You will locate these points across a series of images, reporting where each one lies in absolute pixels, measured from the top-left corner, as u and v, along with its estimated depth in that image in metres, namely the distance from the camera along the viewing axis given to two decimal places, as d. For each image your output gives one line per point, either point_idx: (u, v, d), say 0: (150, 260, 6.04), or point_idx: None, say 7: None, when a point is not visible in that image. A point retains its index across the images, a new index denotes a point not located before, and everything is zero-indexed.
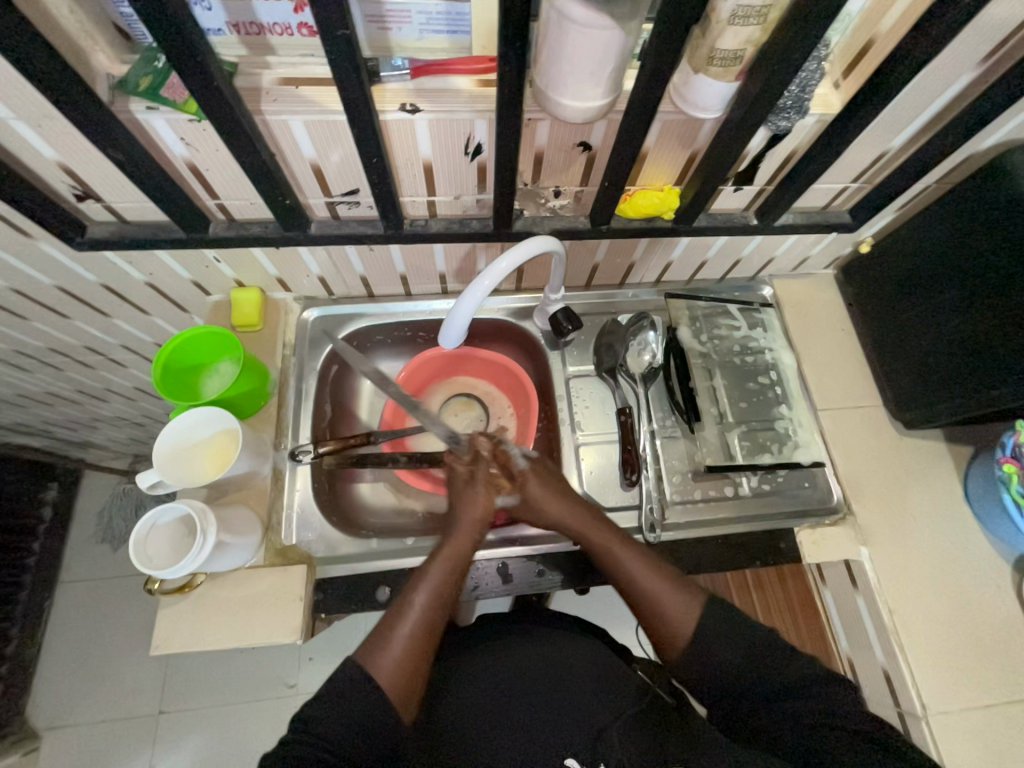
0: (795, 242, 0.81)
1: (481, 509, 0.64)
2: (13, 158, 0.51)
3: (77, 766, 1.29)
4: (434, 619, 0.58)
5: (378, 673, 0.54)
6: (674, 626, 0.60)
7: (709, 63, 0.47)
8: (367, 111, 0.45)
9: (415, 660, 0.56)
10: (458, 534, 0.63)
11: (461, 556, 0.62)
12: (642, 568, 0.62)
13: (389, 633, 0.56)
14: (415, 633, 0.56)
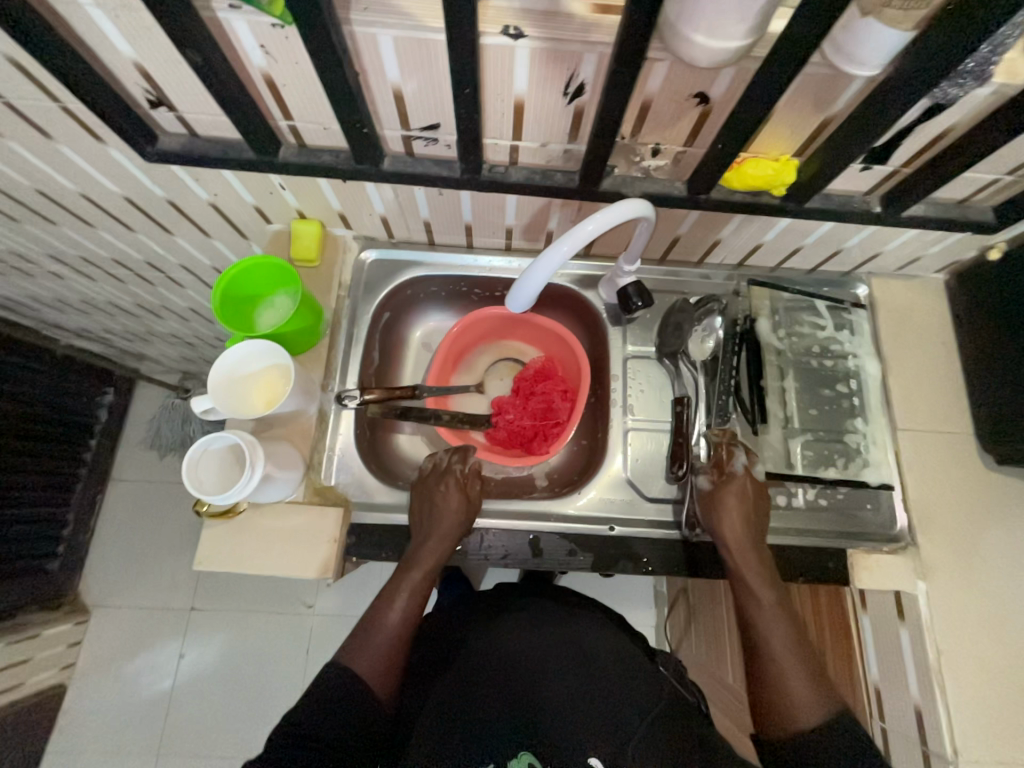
0: (911, 239, 0.71)
1: (452, 519, 0.67)
2: (90, 52, 0.49)
3: (119, 642, 1.44)
4: (412, 618, 0.62)
5: (363, 669, 0.58)
6: (799, 699, 0.56)
7: (884, 6, 0.38)
8: (469, 30, 0.40)
9: (397, 652, 0.60)
10: (431, 542, 0.66)
11: (435, 564, 0.65)
12: (786, 632, 0.60)
13: (373, 632, 0.61)
14: (398, 629, 0.61)
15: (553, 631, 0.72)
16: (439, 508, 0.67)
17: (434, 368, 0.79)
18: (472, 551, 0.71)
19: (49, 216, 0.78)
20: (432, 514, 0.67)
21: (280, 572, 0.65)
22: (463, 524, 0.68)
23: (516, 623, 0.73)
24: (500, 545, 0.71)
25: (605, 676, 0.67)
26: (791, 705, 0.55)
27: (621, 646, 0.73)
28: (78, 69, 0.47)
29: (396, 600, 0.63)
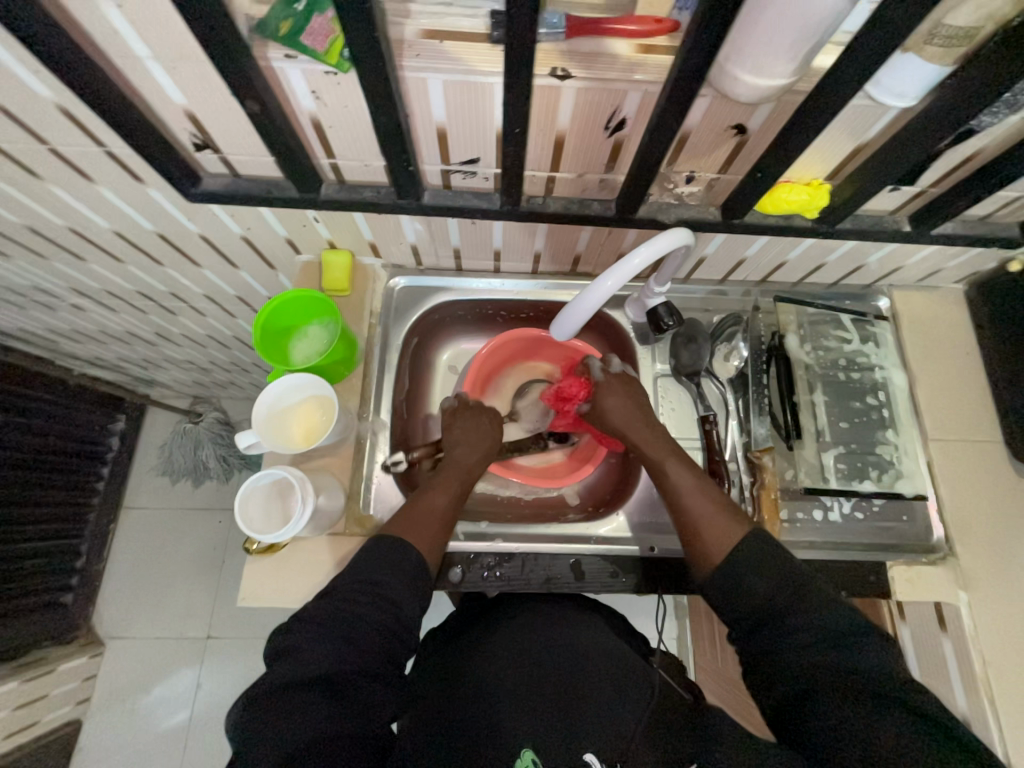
0: (933, 254, 0.73)
1: (490, 424, 0.73)
2: (142, 100, 0.50)
3: (135, 673, 1.41)
4: (455, 499, 0.65)
5: (409, 540, 0.60)
6: (707, 539, 0.60)
7: (925, 43, 0.41)
8: (526, 75, 0.41)
9: (442, 526, 0.63)
10: (472, 448, 0.70)
11: (474, 458, 0.69)
12: (691, 488, 0.64)
13: (418, 505, 0.63)
14: (442, 507, 0.64)
15: (546, 631, 0.70)
16: (478, 421, 0.73)
17: (467, 390, 0.80)
18: (513, 578, 0.70)
19: (78, 252, 0.78)
20: (472, 422, 0.73)
21: None
22: (498, 444, 0.73)
23: (511, 630, 0.71)
24: (540, 570, 0.70)
25: (598, 673, 0.64)
26: (749, 584, 0.57)
27: (612, 646, 0.70)
28: (130, 117, 0.48)
29: (438, 485, 0.65)
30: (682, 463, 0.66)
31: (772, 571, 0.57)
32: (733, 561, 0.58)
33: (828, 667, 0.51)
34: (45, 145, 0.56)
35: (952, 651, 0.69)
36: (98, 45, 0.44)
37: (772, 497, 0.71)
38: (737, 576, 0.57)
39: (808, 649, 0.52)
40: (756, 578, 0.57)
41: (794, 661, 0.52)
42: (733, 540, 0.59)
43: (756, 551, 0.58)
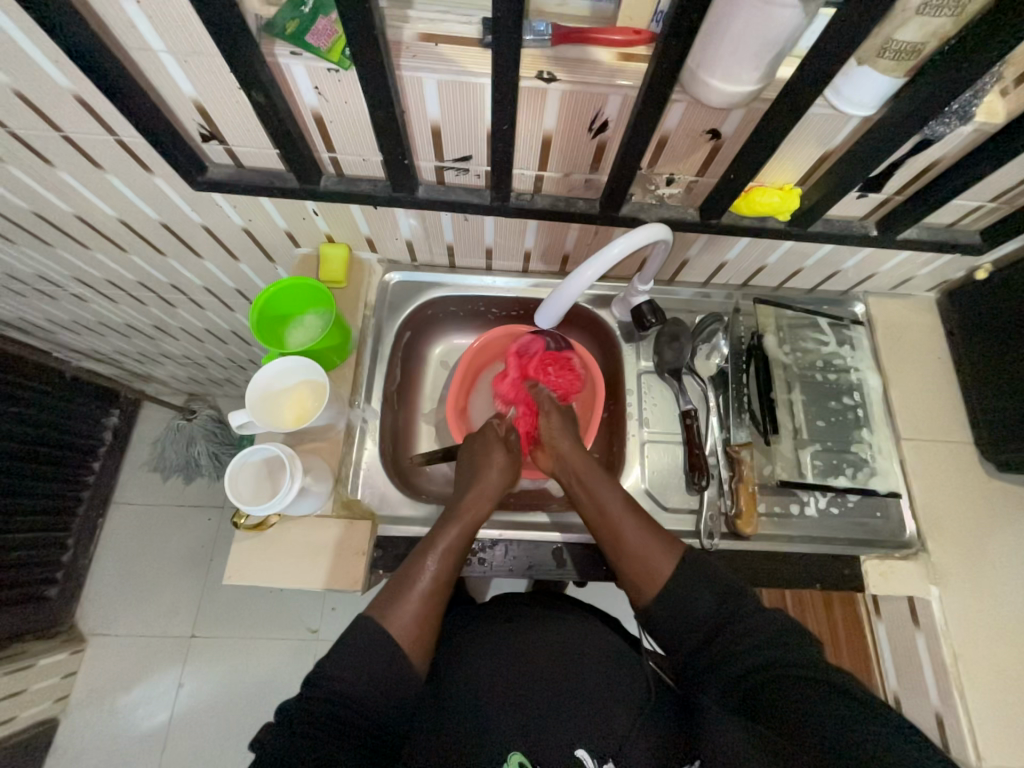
0: (904, 261, 0.76)
1: (495, 474, 0.71)
2: (154, 91, 0.53)
3: (116, 671, 1.39)
4: (449, 573, 0.62)
5: (396, 624, 0.56)
6: (640, 573, 0.62)
7: (879, 55, 0.44)
8: (513, 77, 0.44)
9: (435, 608, 0.59)
10: (477, 491, 0.69)
11: (475, 518, 0.66)
12: (620, 507, 0.66)
13: (408, 583, 0.60)
14: (434, 585, 0.60)
15: (537, 633, 0.71)
16: (486, 471, 0.71)
17: (456, 383, 0.82)
18: (496, 563, 0.72)
19: (84, 240, 0.81)
20: (481, 472, 0.71)
21: (313, 586, 0.66)
22: (508, 480, 0.72)
23: (498, 629, 0.72)
24: (525, 556, 0.72)
25: (589, 672, 0.66)
26: (690, 601, 0.58)
27: (604, 639, 0.72)
28: (143, 106, 0.51)
29: (433, 555, 0.62)
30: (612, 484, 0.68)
31: (711, 586, 0.59)
32: (674, 591, 0.59)
33: (769, 660, 0.53)
34: (59, 132, 0.59)
35: (926, 646, 0.71)
36: (114, 36, 0.47)
37: (749, 489, 0.73)
38: (679, 601, 0.59)
39: (753, 644, 0.55)
40: (698, 594, 0.59)
41: (745, 661, 0.54)
42: (673, 565, 0.61)
43: (690, 576, 0.60)
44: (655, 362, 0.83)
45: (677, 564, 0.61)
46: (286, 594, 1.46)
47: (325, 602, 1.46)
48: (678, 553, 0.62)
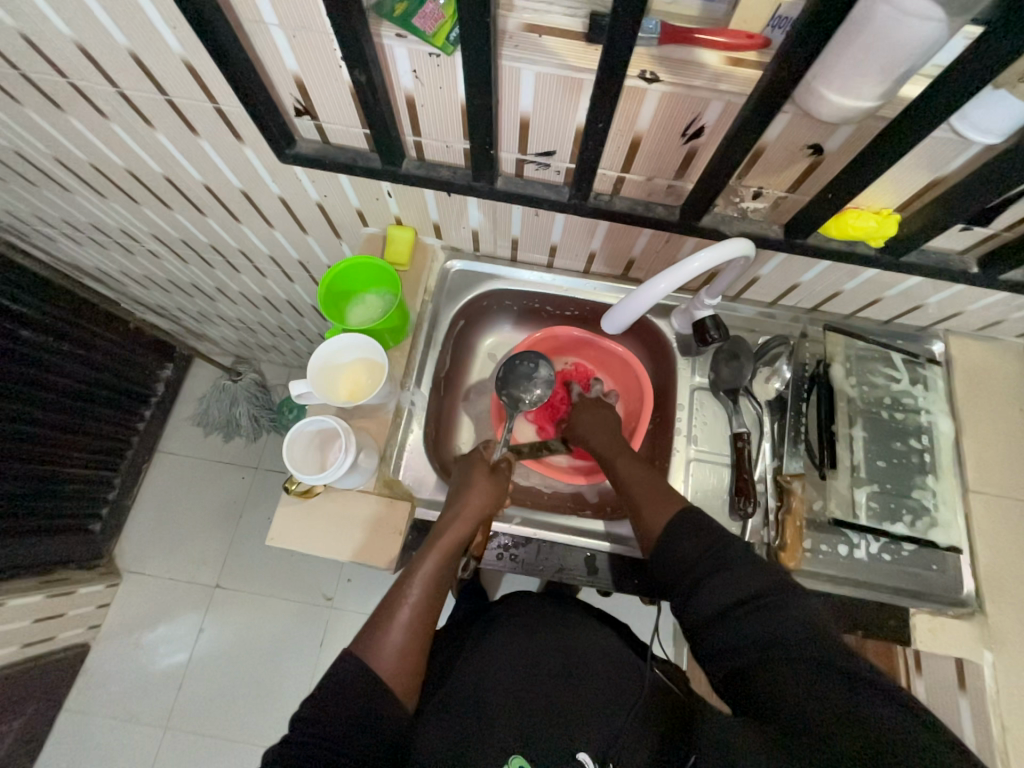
0: (998, 302, 0.71)
1: (473, 498, 0.68)
2: (258, 63, 0.54)
3: (145, 609, 1.48)
4: (430, 604, 0.60)
5: (379, 662, 0.55)
6: (646, 525, 0.63)
7: (1021, 81, 0.41)
8: (618, 75, 0.43)
9: (416, 643, 0.58)
10: (457, 515, 0.66)
11: (453, 545, 0.64)
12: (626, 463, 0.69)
13: (387, 620, 0.58)
14: (414, 617, 0.59)
15: (547, 635, 0.72)
16: (467, 496, 0.68)
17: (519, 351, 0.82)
18: (526, 562, 0.71)
19: (167, 200, 0.84)
20: (463, 495, 0.68)
21: (348, 559, 0.68)
22: (492, 499, 0.69)
23: (509, 627, 0.73)
24: (555, 559, 0.72)
25: (594, 681, 0.66)
26: (682, 555, 0.59)
27: (613, 650, 0.72)
28: (248, 77, 0.53)
29: (415, 587, 0.61)
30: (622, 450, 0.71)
31: (699, 537, 0.59)
32: (670, 533, 0.60)
33: (759, 628, 0.51)
34: (164, 95, 0.62)
35: (970, 713, 0.66)
36: (232, 7, 0.48)
37: (797, 524, 0.71)
38: (673, 545, 0.59)
39: (746, 617, 0.53)
40: (686, 541, 0.59)
41: (734, 629, 0.53)
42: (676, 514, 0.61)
43: (686, 525, 0.60)
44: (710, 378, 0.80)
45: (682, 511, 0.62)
46: (307, 559, 1.51)
47: (343, 572, 1.50)
48: (678, 505, 0.62)
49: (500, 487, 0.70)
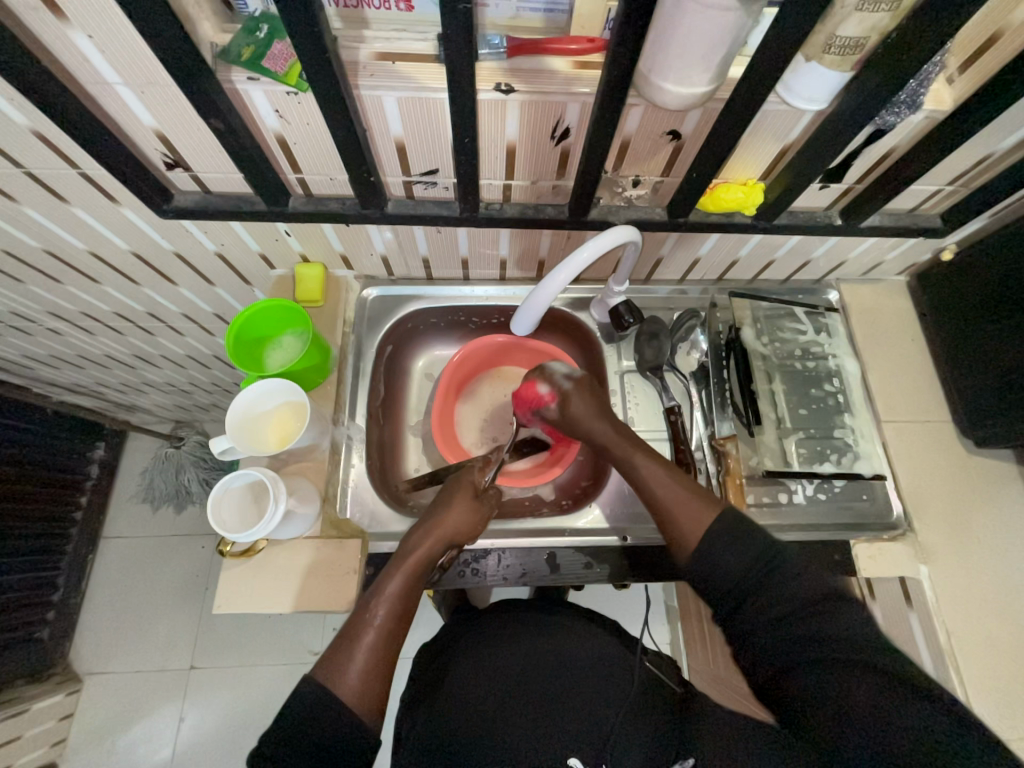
0: (872, 247, 0.78)
1: (448, 514, 0.66)
2: (112, 122, 0.53)
3: (114, 710, 1.36)
4: (396, 623, 0.58)
5: (342, 678, 0.53)
6: (676, 530, 0.59)
7: (824, 51, 0.45)
8: (469, 91, 0.45)
9: (381, 663, 0.56)
10: (427, 524, 0.65)
11: (421, 558, 0.63)
12: (652, 469, 0.63)
13: (353, 638, 0.56)
14: (380, 637, 0.57)
15: (532, 639, 0.70)
16: (445, 515, 0.66)
17: (486, 343, 0.84)
18: (490, 573, 0.71)
19: (55, 275, 0.80)
20: (437, 510, 0.67)
21: (306, 610, 0.66)
22: (465, 513, 0.67)
23: (489, 643, 0.71)
24: (518, 564, 0.72)
25: (581, 679, 0.64)
26: (719, 564, 0.55)
27: (602, 646, 0.70)
28: (102, 137, 0.51)
29: (380, 603, 0.59)
30: (641, 451, 0.65)
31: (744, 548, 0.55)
32: (708, 549, 0.56)
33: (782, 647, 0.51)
34: (20, 168, 0.58)
35: (920, 626, 0.71)
36: (69, 72, 0.47)
37: (738, 482, 0.74)
38: (711, 559, 0.56)
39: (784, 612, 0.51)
40: (730, 554, 0.55)
41: (775, 629, 0.51)
42: (700, 534, 0.57)
43: (727, 536, 0.56)
44: (636, 360, 0.83)
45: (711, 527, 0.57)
46: (284, 618, 1.44)
47: (325, 623, 1.44)
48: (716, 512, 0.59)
49: (479, 503, 0.69)
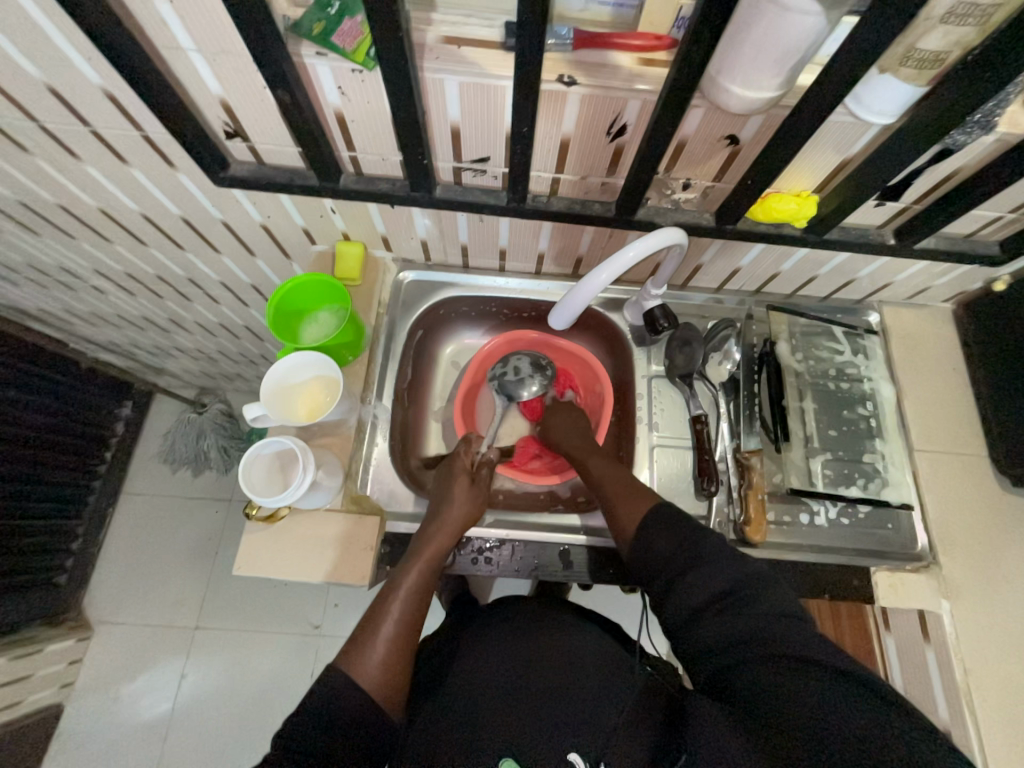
0: (921, 270, 0.75)
1: (457, 509, 0.68)
2: (180, 88, 0.54)
3: (121, 660, 1.41)
4: (415, 615, 0.60)
5: (362, 668, 0.55)
6: (621, 517, 0.65)
7: (901, 64, 0.44)
8: (534, 81, 0.45)
9: (401, 655, 0.57)
10: (440, 521, 0.67)
11: (437, 552, 0.64)
12: (605, 468, 0.70)
13: (370, 633, 0.57)
14: (399, 630, 0.58)
15: (540, 638, 0.70)
16: (451, 509, 0.68)
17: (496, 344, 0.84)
18: (502, 564, 0.72)
19: (105, 234, 0.82)
20: (445, 504, 0.69)
21: (321, 581, 0.67)
22: (468, 504, 0.69)
23: (498, 637, 0.71)
24: (530, 557, 0.72)
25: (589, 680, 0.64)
26: (653, 547, 0.60)
27: (610, 655, 0.70)
28: (170, 102, 0.52)
29: (397, 598, 0.60)
30: (598, 454, 0.72)
31: (670, 531, 0.60)
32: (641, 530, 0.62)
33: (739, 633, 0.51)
34: (88, 127, 0.60)
35: (936, 662, 0.70)
36: (146, 36, 0.48)
37: (759, 497, 0.73)
38: (652, 545, 0.60)
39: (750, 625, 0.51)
40: (663, 539, 0.60)
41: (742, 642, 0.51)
42: (637, 521, 0.63)
43: (659, 517, 0.62)
44: (666, 365, 0.82)
45: (647, 514, 0.63)
46: (290, 588, 1.47)
47: (329, 598, 1.46)
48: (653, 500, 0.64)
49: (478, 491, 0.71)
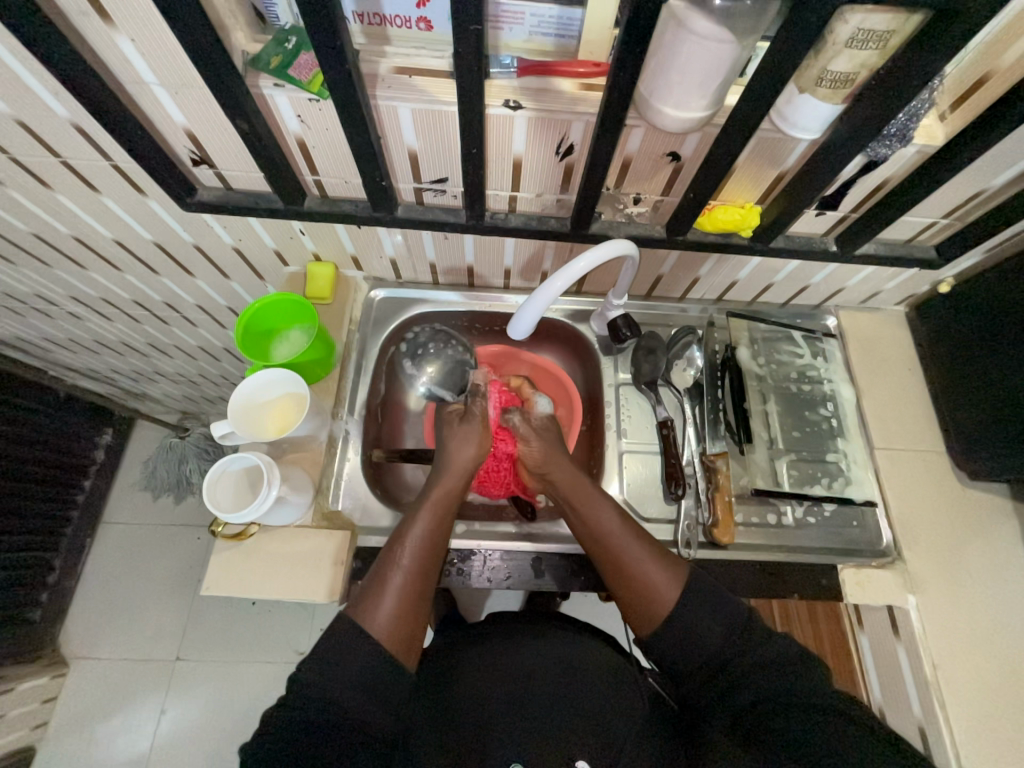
0: (870, 275, 0.79)
1: (466, 459, 0.68)
2: (147, 120, 0.56)
3: (98, 696, 1.36)
4: (426, 565, 0.59)
5: (375, 619, 0.55)
6: (644, 611, 0.59)
7: (817, 84, 0.47)
8: (478, 107, 0.48)
9: (411, 605, 0.57)
10: (448, 473, 0.67)
11: (446, 504, 0.64)
12: (614, 521, 0.64)
13: (381, 583, 0.58)
14: (408, 580, 0.58)
15: (527, 647, 0.70)
16: (456, 460, 0.68)
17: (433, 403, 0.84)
18: (475, 575, 0.72)
19: (80, 261, 0.83)
20: (449, 455, 0.69)
21: (291, 598, 0.67)
22: (472, 454, 0.69)
23: (477, 649, 0.71)
24: (504, 567, 0.73)
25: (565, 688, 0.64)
26: (700, 630, 0.57)
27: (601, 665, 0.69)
28: (136, 134, 0.54)
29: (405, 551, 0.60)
30: (606, 499, 0.66)
31: (719, 611, 0.58)
32: (689, 628, 0.57)
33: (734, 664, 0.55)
34: (58, 158, 0.62)
35: (907, 657, 0.70)
36: (110, 72, 0.51)
37: (726, 498, 0.73)
38: (683, 626, 0.57)
39: (764, 678, 0.54)
40: (708, 616, 0.57)
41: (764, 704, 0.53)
42: (667, 610, 0.58)
43: (700, 601, 0.58)
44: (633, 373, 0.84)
45: (679, 594, 0.59)
46: (274, 614, 1.44)
47: (314, 622, 1.44)
48: (682, 576, 0.60)
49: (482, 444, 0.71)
